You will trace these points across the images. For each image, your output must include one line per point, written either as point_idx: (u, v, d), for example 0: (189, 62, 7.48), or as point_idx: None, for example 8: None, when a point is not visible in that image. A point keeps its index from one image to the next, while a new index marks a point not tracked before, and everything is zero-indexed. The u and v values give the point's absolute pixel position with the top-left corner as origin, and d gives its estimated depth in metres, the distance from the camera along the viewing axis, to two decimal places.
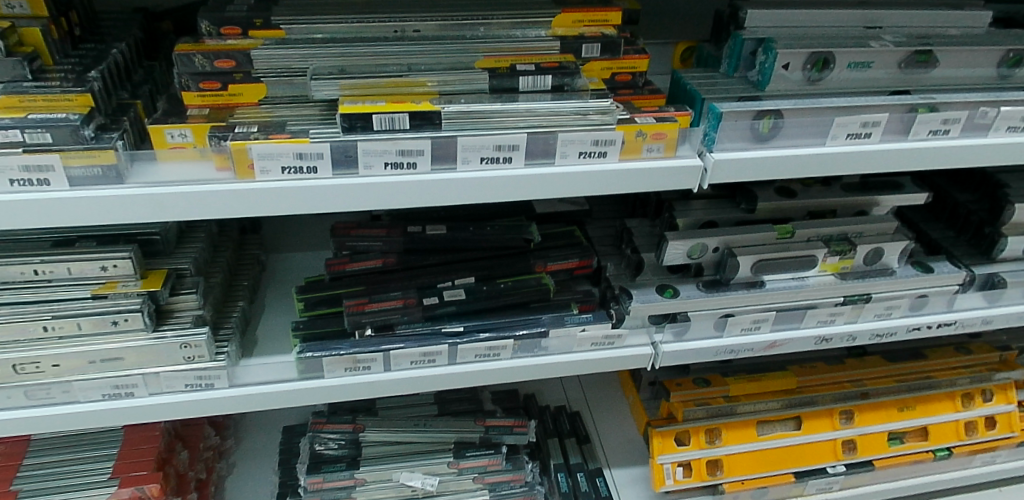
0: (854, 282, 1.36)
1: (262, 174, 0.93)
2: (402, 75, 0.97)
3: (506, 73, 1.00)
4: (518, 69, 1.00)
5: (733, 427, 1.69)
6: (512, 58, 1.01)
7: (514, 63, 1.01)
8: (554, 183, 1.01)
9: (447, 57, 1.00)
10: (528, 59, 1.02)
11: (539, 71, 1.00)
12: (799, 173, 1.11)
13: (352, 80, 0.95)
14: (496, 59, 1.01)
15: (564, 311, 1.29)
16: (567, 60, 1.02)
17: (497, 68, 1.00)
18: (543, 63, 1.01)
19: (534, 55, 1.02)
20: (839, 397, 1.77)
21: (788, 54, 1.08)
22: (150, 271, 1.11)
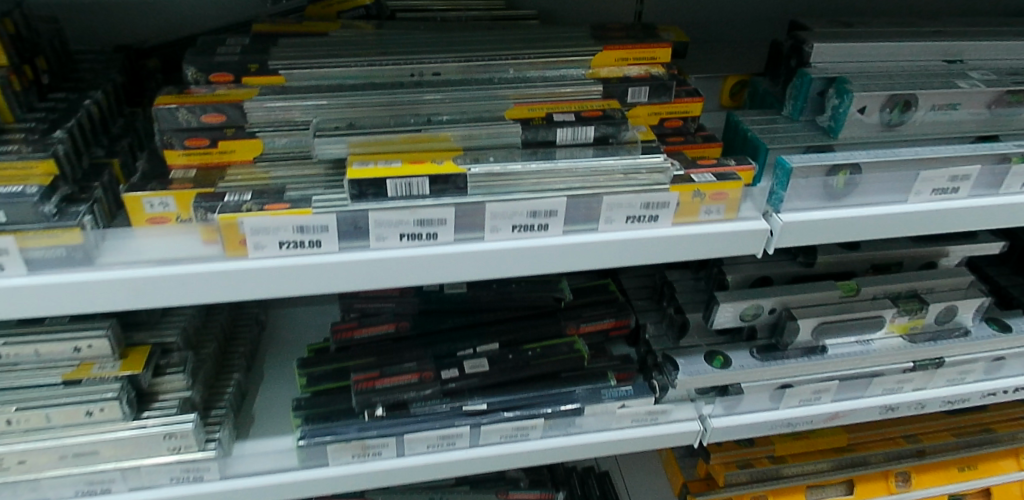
0: (925, 346, 1.21)
1: (256, 250, 0.79)
2: (421, 129, 0.82)
3: (541, 124, 0.84)
4: (555, 118, 0.84)
5: (780, 492, 1.54)
6: (550, 106, 0.86)
7: (552, 112, 0.85)
8: (597, 254, 0.86)
9: (473, 106, 0.85)
10: (568, 107, 0.87)
11: (580, 119, 0.84)
12: (877, 235, 0.96)
13: (360, 136, 0.80)
14: (530, 107, 0.86)
15: (600, 381, 1.13)
16: (612, 106, 0.88)
17: (530, 117, 0.85)
18: (585, 112, 0.86)
19: (577, 102, 0.87)
20: (894, 455, 1.60)
21: (865, 97, 0.92)
22: (132, 347, 0.98)
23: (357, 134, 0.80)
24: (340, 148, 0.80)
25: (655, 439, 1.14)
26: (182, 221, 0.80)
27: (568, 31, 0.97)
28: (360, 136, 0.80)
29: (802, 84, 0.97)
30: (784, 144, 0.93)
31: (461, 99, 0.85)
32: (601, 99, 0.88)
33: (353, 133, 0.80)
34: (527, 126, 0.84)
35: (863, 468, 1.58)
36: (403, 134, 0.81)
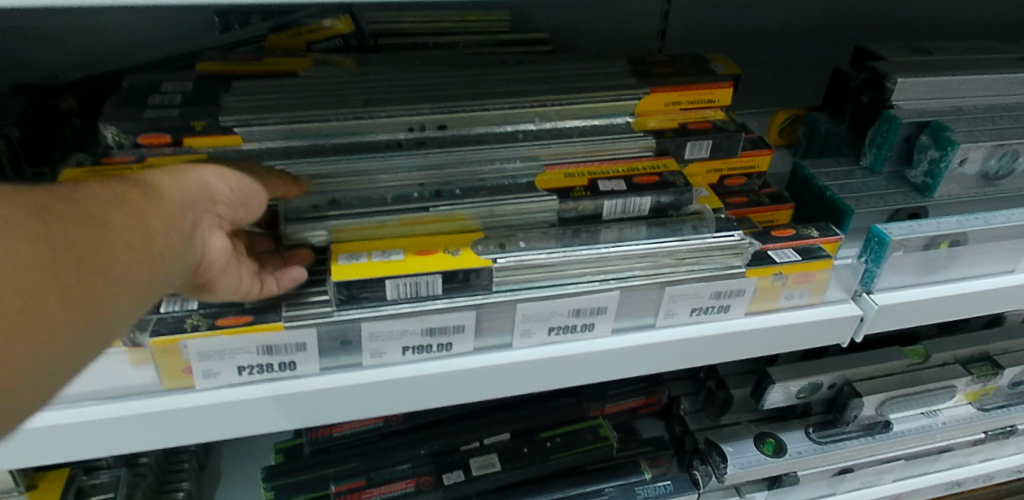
0: (998, 415, 1.06)
1: (206, 379, 0.58)
2: (429, 206, 0.62)
3: (582, 196, 0.64)
4: (599, 186, 0.64)
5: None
6: (591, 168, 0.67)
7: (595, 176, 0.66)
8: (656, 356, 0.67)
9: (492, 173, 0.65)
10: (615, 168, 0.67)
11: (632, 187, 0.65)
12: (981, 311, 0.79)
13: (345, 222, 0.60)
14: (567, 171, 0.66)
15: (632, 475, 0.95)
16: (669, 167, 0.68)
17: (567, 186, 0.65)
18: (637, 175, 0.66)
19: (625, 161, 0.68)
20: None
21: (971, 148, 0.74)
22: (41, 475, 0.77)
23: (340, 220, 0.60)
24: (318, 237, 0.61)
25: None
26: None
27: (603, 65, 0.77)
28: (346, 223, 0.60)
29: (890, 129, 0.79)
30: (871, 208, 0.76)
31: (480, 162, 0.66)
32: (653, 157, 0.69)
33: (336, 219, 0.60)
34: (563, 195, 0.63)
35: None
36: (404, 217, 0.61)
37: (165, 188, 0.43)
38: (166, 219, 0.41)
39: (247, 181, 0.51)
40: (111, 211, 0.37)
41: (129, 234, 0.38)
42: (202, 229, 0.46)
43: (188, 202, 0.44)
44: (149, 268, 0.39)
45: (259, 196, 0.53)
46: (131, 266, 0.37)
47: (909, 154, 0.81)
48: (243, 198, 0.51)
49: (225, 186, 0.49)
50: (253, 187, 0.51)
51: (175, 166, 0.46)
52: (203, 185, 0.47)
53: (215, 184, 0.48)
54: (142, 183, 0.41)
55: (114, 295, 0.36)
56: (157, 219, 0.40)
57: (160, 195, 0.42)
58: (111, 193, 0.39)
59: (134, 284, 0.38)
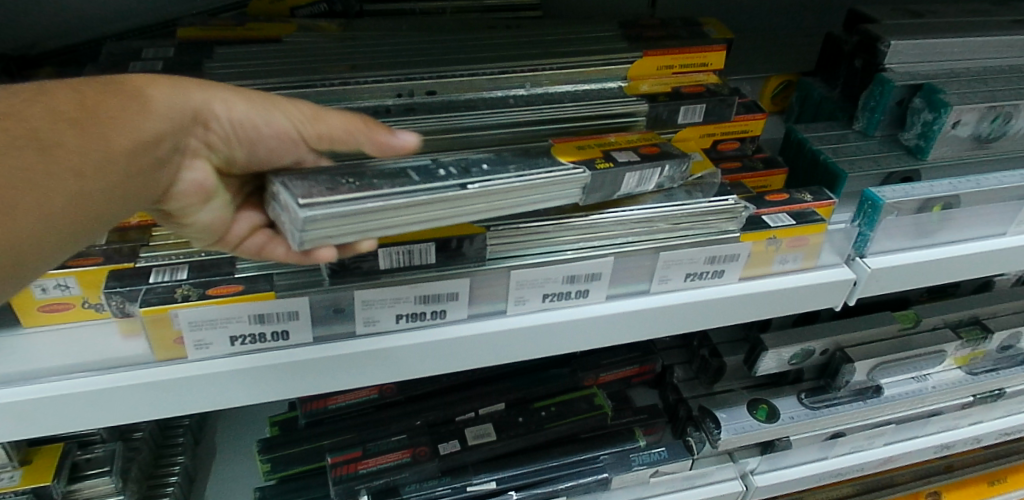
0: (987, 379, 1.07)
1: (198, 350, 0.57)
2: (462, 184, 0.51)
3: (604, 165, 0.58)
4: (614, 157, 0.60)
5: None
6: (596, 144, 0.63)
7: (606, 149, 0.61)
8: (650, 322, 0.67)
9: (512, 158, 0.56)
10: (619, 143, 0.63)
11: (647, 157, 0.61)
12: (973, 274, 0.79)
13: (348, 205, 0.46)
14: (576, 146, 0.61)
15: (627, 443, 0.96)
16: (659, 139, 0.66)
17: (586, 158, 0.59)
18: (643, 147, 0.63)
19: (624, 137, 0.65)
20: (922, 473, 1.34)
21: (965, 110, 0.73)
22: (35, 450, 0.75)
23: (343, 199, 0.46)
24: (314, 228, 0.46)
25: None
26: (91, 306, 0.59)
27: (594, 30, 0.76)
28: (350, 205, 0.46)
29: (883, 92, 0.78)
30: (865, 172, 0.76)
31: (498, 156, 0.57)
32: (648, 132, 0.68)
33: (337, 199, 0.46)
34: (584, 164, 0.58)
35: (892, 491, 1.29)
36: (431, 195, 0.49)
37: (149, 103, 0.41)
38: (122, 147, 0.39)
39: (268, 112, 0.46)
40: (60, 131, 0.38)
41: (72, 156, 0.38)
42: (178, 157, 0.44)
43: (165, 128, 0.42)
44: (92, 196, 0.39)
45: (284, 131, 0.47)
46: (65, 195, 0.38)
47: (902, 118, 0.81)
48: (257, 133, 0.46)
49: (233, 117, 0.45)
50: (276, 119, 0.46)
51: (179, 81, 0.43)
52: (200, 109, 0.44)
53: (218, 109, 0.44)
54: (122, 97, 0.40)
55: (34, 222, 0.37)
56: (110, 146, 0.39)
57: (128, 118, 0.40)
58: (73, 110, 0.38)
59: (73, 209, 0.39)
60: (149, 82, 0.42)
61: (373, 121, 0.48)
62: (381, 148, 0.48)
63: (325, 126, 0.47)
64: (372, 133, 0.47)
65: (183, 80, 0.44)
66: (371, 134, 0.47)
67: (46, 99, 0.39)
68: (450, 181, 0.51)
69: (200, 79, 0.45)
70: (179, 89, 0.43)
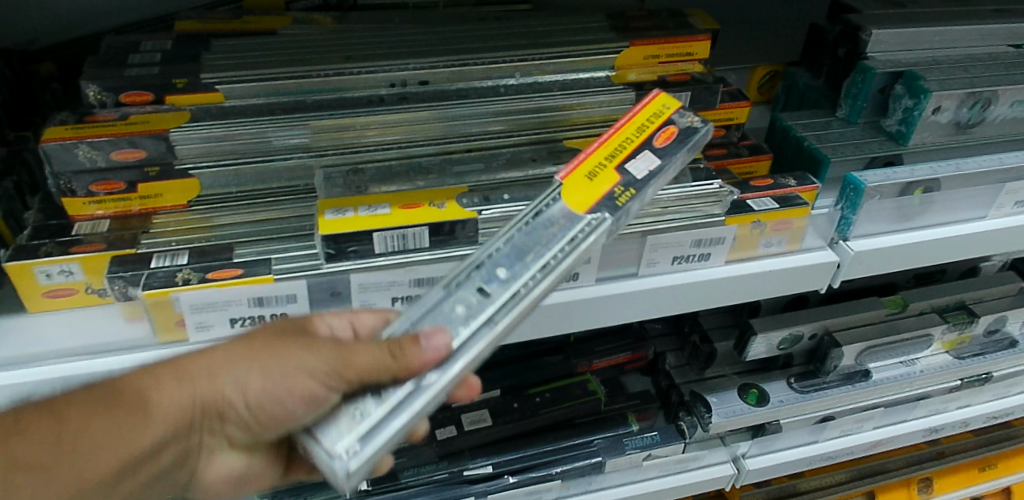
0: (974, 362, 1.09)
1: (199, 332, 0.59)
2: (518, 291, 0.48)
3: (627, 197, 0.53)
4: (634, 172, 0.54)
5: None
6: (602, 154, 0.56)
7: (617, 161, 0.55)
8: (638, 304, 0.69)
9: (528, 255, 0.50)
10: (627, 139, 0.57)
11: (667, 154, 0.56)
12: (955, 257, 0.81)
13: (378, 429, 0.44)
14: (583, 171, 0.54)
15: (620, 427, 0.98)
16: (659, 109, 0.59)
17: (606, 189, 0.53)
18: (654, 137, 0.57)
19: (625, 126, 0.58)
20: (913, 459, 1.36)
21: (944, 96, 0.75)
22: None
23: (369, 433, 0.43)
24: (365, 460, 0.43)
25: (688, 488, 1.01)
26: (93, 292, 0.60)
27: (582, 21, 0.77)
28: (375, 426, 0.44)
29: (865, 80, 0.80)
30: (847, 157, 0.78)
31: (517, 251, 0.50)
32: (645, 99, 0.60)
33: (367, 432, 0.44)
34: (607, 204, 0.52)
35: (884, 477, 1.30)
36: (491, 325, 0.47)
37: (155, 403, 0.49)
38: (103, 466, 0.48)
39: (275, 365, 0.49)
40: (91, 451, 0.47)
41: (107, 485, 0.49)
42: (196, 450, 0.54)
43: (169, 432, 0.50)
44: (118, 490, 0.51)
45: (304, 394, 0.47)
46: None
47: (884, 105, 0.83)
48: (274, 391, 0.49)
49: (239, 384, 0.49)
50: (286, 376, 0.48)
51: (192, 367, 0.50)
52: (213, 400, 0.50)
53: (225, 379, 0.49)
54: (131, 412, 0.48)
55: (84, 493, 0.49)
56: (93, 470, 0.47)
57: (130, 431, 0.48)
58: (84, 408, 0.48)
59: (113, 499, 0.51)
60: (167, 380, 0.50)
61: (400, 343, 0.45)
62: (412, 368, 0.45)
63: (356, 371, 0.46)
64: (399, 354, 0.45)
65: (203, 360, 0.50)
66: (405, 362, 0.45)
67: (70, 421, 0.47)
68: (474, 323, 0.47)
69: (236, 351, 0.50)
70: (200, 372, 0.50)
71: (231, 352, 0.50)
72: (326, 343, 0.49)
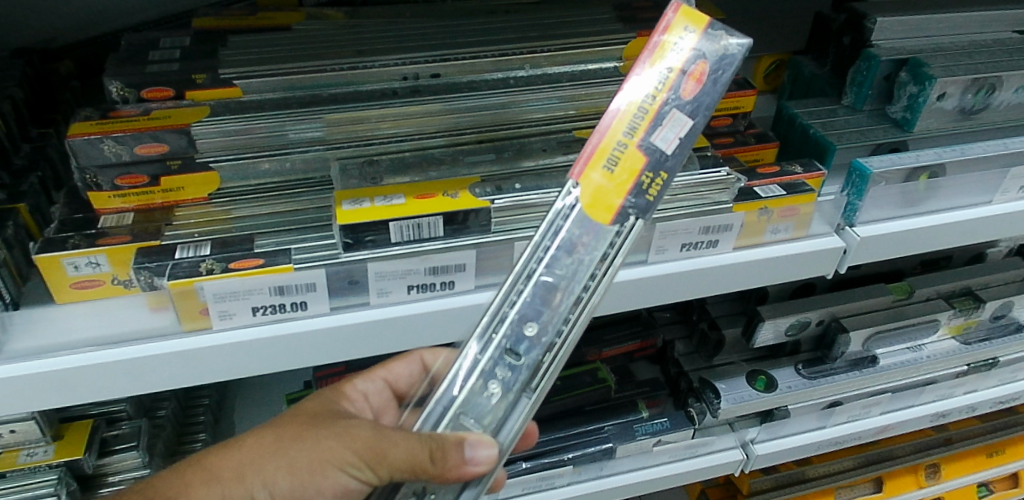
0: (981, 347, 1.10)
1: (222, 320, 0.61)
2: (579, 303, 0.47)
3: (658, 188, 0.48)
4: (662, 146, 0.47)
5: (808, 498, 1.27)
6: (621, 126, 0.48)
7: (639, 133, 0.48)
8: (649, 290, 0.70)
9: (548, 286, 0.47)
10: (648, 95, 0.48)
11: (699, 108, 0.48)
12: (960, 242, 0.82)
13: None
14: (603, 164, 0.48)
15: (630, 414, 0.99)
16: (679, 35, 0.49)
17: (633, 181, 0.47)
18: (681, 84, 0.48)
19: (645, 73, 0.48)
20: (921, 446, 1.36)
21: (949, 82, 0.76)
22: (66, 425, 0.78)
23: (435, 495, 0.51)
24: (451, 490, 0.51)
25: (698, 473, 1.02)
26: (119, 282, 0.62)
27: (589, 13, 0.78)
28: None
29: (870, 67, 0.81)
30: (852, 144, 0.79)
31: (543, 294, 0.47)
32: (662, 24, 0.49)
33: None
34: (632, 199, 0.47)
35: (892, 463, 1.31)
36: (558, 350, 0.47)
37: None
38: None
39: (302, 468, 0.52)
40: None
41: None
42: None
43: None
44: None
45: (338, 487, 0.51)
46: None
47: (890, 92, 0.83)
48: (305, 488, 0.52)
49: (270, 483, 0.52)
50: (316, 466, 0.52)
51: (222, 468, 0.54)
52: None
53: (252, 485, 0.52)
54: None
55: None
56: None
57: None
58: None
59: None
60: (196, 487, 0.54)
61: (440, 447, 0.46)
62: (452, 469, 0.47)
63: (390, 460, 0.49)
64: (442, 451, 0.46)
65: (228, 460, 0.54)
66: (447, 463, 0.46)
67: None
68: (512, 394, 0.48)
69: (266, 445, 0.54)
70: (231, 461, 0.54)
71: (260, 448, 0.54)
72: (355, 430, 0.52)
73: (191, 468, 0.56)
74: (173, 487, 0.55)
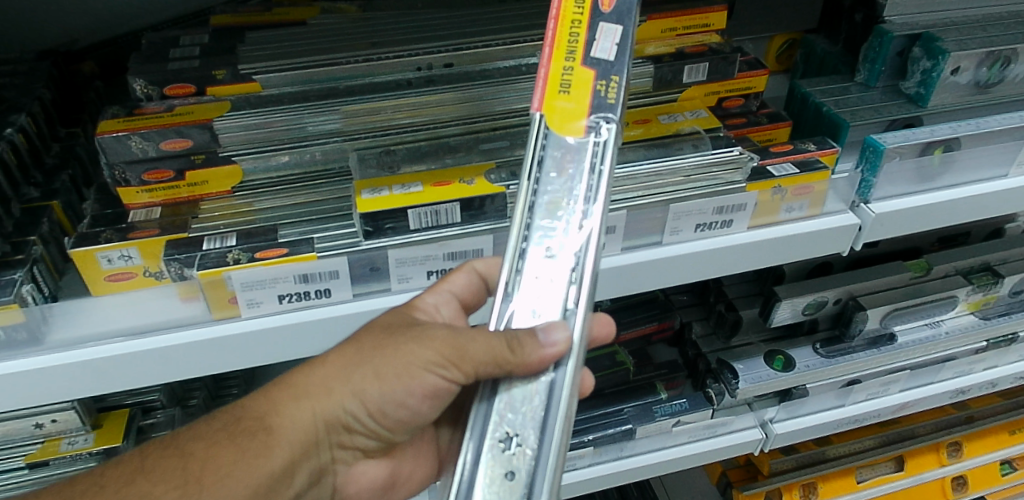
0: (999, 323, 1.10)
1: (250, 308, 0.63)
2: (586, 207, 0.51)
3: (614, 90, 0.52)
4: (605, 57, 0.53)
5: (831, 479, 1.27)
6: (562, 53, 0.53)
7: (581, 53, 0.53)
8: (666, 271, 0.71)
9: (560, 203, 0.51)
10: (575, 21, 0.53)
11: (622, 15, 0.53)
12: (975, 216, 0.82)
13: (545, 449, 0.46)
14: (557, 85, 0.52)
15: (649, 396, 1.00)
16: None
17: (588, 93, 0.52)
18: (598, 2, 0.54)
19: (557, 29, 0.53)
20: (943, 425, 1.36)
21: (963, 56, 0.76)
22: (103, 415, 0.81)
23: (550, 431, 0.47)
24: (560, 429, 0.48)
25: (717, 453, 1.03)
26: (150, 274, 0.63)
27: None
28: (557, 440, 0.46)
29: (882, 44, 0.80)
30: (866, 121, 0.79)
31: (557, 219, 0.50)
32: None
33: (533, 431, 0.47)
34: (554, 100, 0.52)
35: (912, 442, 1.31)
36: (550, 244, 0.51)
37: (278, 425, 0.55)
38: (239, 488, 0.52)
39: (391, 376, 0.54)
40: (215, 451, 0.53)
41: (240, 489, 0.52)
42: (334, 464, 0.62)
43: (301, 446, 0.56)
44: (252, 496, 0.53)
45: (426, 386, 0.55)
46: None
47: (903, 68, 0.83)
48: (398, 391, 0.54)
49: (359, 392, 0.55)
50: (404, 369, 0.54)
51: (305, 385, 0.56)
52: (332, 414, 0.56)
53: (349, 394, 0.55)
54: (263, 436, 0.54)
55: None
56: (228, 492, 0.52)
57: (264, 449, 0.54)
58: (207, 440, 0.54)
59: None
60: (287, 404, 0.56)
61: (516, 338, 0.46)
62: (530, 364, 0.47)
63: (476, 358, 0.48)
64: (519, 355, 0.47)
65: (315, 376, 0.56)
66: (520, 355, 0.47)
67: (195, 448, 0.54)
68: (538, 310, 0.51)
69: (331, 359, 0.56)
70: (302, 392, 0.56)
71: (346, 369, 0.55)
72: (429, 334, 0.54)
73: (272, 387, 0.57)
74: (259, 406, 0.56)
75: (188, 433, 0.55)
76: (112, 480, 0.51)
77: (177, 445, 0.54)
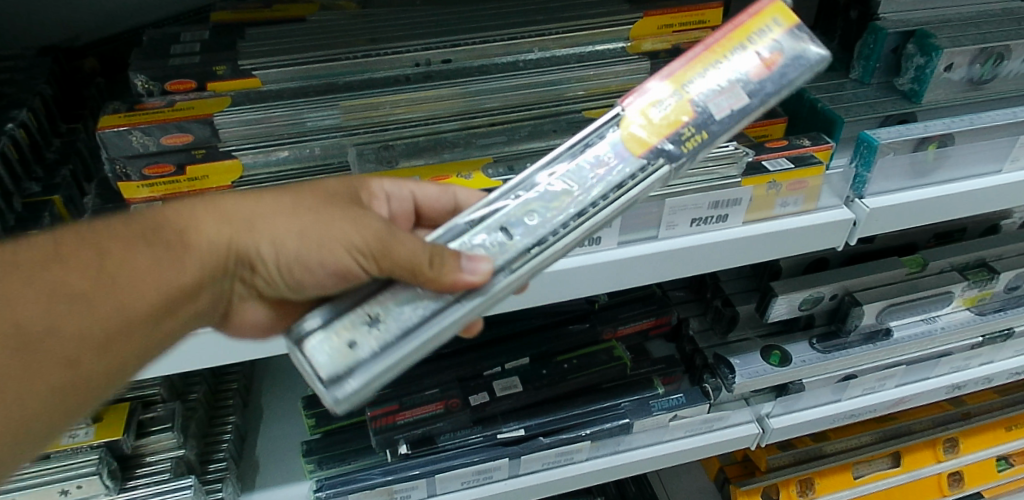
0: (994, 318, 1.11)
1: None
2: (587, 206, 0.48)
3: (694, 143, 0.49)
4: (712, 109, 0.50)
5: (828, 475, 1.27)
6: (683, 77, 0.51)
7: (697, 91, 0.50)
8: (661, 265, 0.72)
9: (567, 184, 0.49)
10: (716, 60, 0.51)
11: (759, 90, 0.50)
12: (969, 212, 0.83)
13: (392, 352, 0.45)
14: (654, 98, 0.50)
15: (646, 390, 1.01)
16: (767, 24, 0.52)
17: (672, 128, 0.49)
18: (752, 65, 0.51)
19: (700, 54, 0.51)
20: (940, 421, 1.36)
21: (956, 53, 0.77)
22: (104, 408, 0.82)
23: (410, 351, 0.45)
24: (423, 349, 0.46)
25: (714, 447, 1.04)
26: None
27: None
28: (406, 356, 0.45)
29: (877, 40, 0.81)
30: (860, 117, 0.79)
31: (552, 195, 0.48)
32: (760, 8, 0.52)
33: (397, 332, 0.46)
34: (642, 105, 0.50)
35: (908, 438, 1.32)
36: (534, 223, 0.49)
37: (190, 242, 0.50)
38: (113, 295, 0.47)
39: (311, 237, 0.50)
40: (113, 258, 0.48)
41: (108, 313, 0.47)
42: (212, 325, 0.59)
43: (201, 274, 0.51)
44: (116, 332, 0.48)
45: (339, 266, 0.49)
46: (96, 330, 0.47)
47: (898, 65, 0.84)
48: (311, 256, 0.50)
49: (275, 244, 0.51)
50: (327, 240, 0.50)
51: (236, 212, 0.52)
52: (243, 249, 0.51)
53: (267, 239, 0.51)
54: (168, 250, 0.49)
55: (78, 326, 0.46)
56: (105, 298, 0.47)
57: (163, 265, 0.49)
58: (123, 241, 0.49)
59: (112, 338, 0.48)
60: (206, 220, 0.52)
61: (440, 253, 0.45)
62: (442, 284, 0.45)
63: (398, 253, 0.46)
64: (441, 271, 0.45)
65: (245, 206, 0.52)
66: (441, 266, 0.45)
67: (93, 244, 0.48)
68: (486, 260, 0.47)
69: (270, 204, 0.52)
70: (225, 213, 0.52)
71: (273, 213, 0.52)
72: (368, 218, 0.50)
73: (196, 205, 0.53)
74: (180, 219, 0.52)
75: (89, 230, 0.50)
76: (21, 262, 0.46)
77: (89, 240, 0.48)
